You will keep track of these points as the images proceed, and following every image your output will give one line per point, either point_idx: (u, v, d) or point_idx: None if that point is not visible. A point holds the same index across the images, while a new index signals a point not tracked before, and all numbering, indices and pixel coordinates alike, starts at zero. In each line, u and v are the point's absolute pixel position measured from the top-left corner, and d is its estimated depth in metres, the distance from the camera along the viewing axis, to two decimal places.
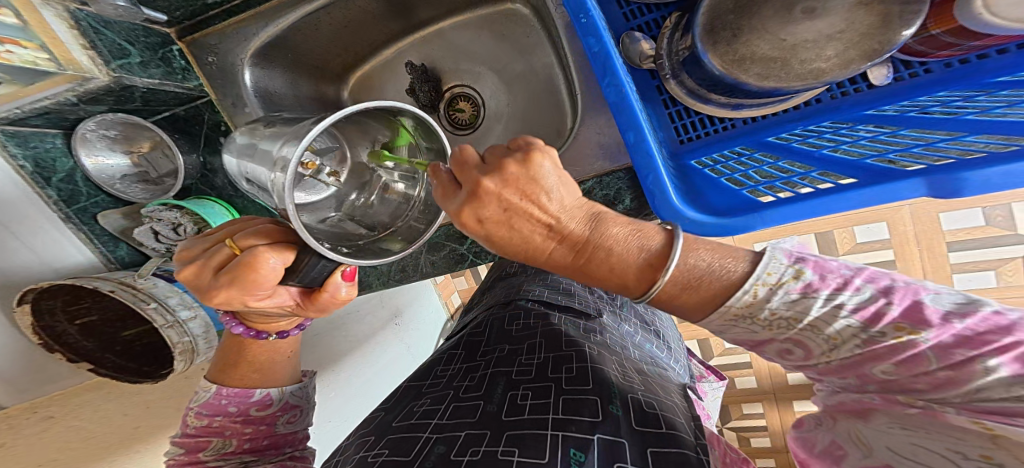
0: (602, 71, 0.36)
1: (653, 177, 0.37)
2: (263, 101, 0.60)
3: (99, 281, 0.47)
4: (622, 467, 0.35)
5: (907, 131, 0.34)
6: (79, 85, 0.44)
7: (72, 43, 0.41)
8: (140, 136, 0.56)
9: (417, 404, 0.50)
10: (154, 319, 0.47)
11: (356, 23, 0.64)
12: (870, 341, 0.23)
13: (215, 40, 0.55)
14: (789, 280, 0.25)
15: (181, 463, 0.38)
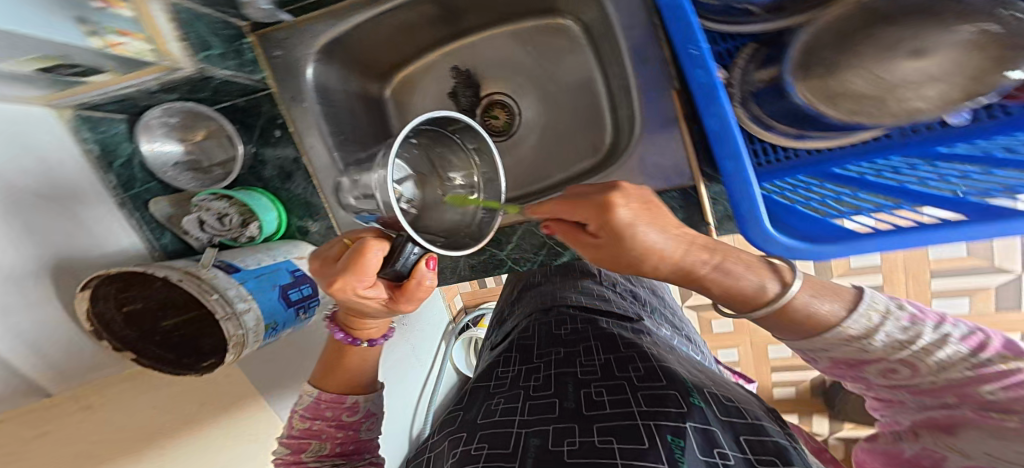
0: (707, 97, 0.39)
1: (749, 205, 0.41)
2: (320, 95, 0.62)
3: (164, 271, 0.48)
4: (722, 452, 0.36)
5: (1001, 170, 0.37)
6: (167, 75, 0.45)
7: (169, 33, 0.42)
8: (199, 125, 0.59)
9: (493, 403, 0.52)
10: (216, 309, 0.48)
11: (412, 25, 0.66)
12: (980, 365, 0.30)
13: (285, 34, 0.57)
14: (895, 310, 0.34)
15: (287, 461, 0.45)
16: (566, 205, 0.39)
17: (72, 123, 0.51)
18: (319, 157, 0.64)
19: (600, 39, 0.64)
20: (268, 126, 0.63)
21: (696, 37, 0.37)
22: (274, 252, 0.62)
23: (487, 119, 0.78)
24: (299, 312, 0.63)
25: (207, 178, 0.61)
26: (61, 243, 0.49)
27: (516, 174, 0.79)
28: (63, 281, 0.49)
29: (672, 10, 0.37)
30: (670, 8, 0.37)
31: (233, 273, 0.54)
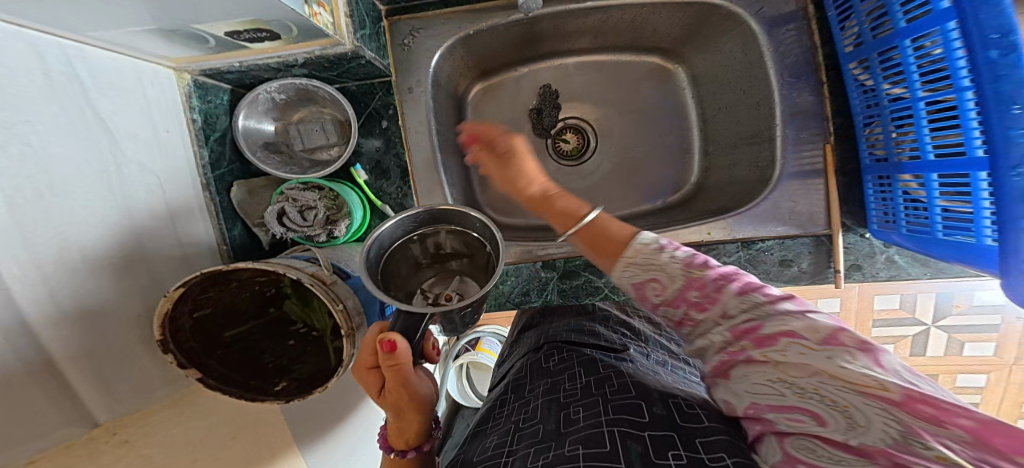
0: (1008, 163, 0.33)
1: None
2: (436, 89, 0.59)
3: (293, 271, 0.40)
4: (676, 453, 0.32)
5: None
6: (328, 49, 0.44)
7: (342, 9, 0.43)
8: (300, 104, 0.54)
9: (488, 440, 0.44)
10: (342, 323, 0.39)
11: (529, 40, 0.66)
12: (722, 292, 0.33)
13: (420, 23, 0.58)
14: (655, 242, 0.37)
15: None
16: (487, 128, 0.51)
17: (187, 89, 0.48)
18: (422, 155, 0.59)
19: (701, 84, 0.68)
20: (374, 115, 0.58)
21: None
22: None
23: (558, 142, 0.73)
24: None
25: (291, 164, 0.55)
26: (138, 219, 0.41)
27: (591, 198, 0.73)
28: (130, 267, 0.40)
29: (995, 68, 0.32)
30: (996, 65, 0.32)
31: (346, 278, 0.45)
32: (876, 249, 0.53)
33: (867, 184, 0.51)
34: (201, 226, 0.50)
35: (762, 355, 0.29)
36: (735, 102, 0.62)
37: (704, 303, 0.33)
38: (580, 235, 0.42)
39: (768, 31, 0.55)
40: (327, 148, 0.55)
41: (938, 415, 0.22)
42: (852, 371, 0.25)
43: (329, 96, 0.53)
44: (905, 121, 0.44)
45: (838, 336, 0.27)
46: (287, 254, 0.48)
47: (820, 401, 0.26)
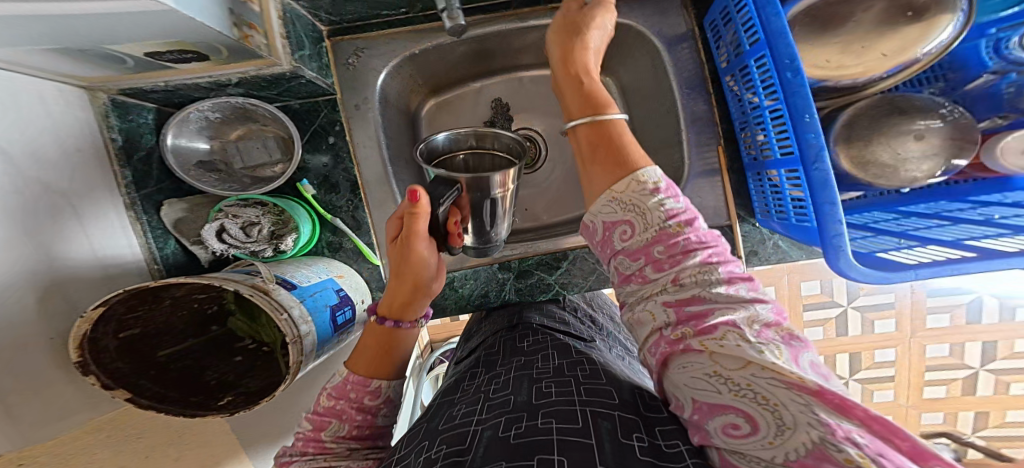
0: (808, 159, 0.40)
1: (838, 240, 0.41)
2: (383, 105, 0.62)
3: (232, 284, 0.41)
4: (639, 435, 0.37)
5: (969, 224, 0.50)
6: (265, 69, 0.45)
7: (277, 30, 0.44)
8: (238, 123, 0.54)
9: (455, 409, 0.46)
10: (286, 330, 0.41)
11: (475, 57, 0.71)
12: (671, 246, 0.38)
13: (364, 43, 0.61)
14: (658, 182, 0.40)
15: (305, 437, 0.41)
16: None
17: (104, 108, 0.48)
18: (371, 169, 0.61)
19: (625, 96, 0.76)
20: (320, 132, 0.60)
21: (809, 108, 0.40)
22: (314, 268, 0.54)
23: None
24: (340, 336, 0.56)
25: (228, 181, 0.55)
26: (53, 241, 0.41)
27: (543, 201, 0.82)
28: (42, 292, 0.39)
29: (790, 85, 0.41)
30: (790, 83, 0.41)
31: (292, 290, 0.46)
32: (766, 235, 0.62)
33: (750, 180, 0.60)
34: (125, 247, 0.50)
35: (699, 343, 0.33)
36: (653, 111, 0.70)
37: (664, 262, 0.38)
38: (588, 126, 0.46)
39: (668, 48, 0.64)
40: (270, 165, 0.56)
41: (844, 405, 0.26)
42: (774, 360, 0.29)
43: (268, 113, 0.53)
44: (760, 126, 0.53)
45: (768, 331, 0.32)
46: (226, 269, 0.47)
47: (754, 399, 0.28)
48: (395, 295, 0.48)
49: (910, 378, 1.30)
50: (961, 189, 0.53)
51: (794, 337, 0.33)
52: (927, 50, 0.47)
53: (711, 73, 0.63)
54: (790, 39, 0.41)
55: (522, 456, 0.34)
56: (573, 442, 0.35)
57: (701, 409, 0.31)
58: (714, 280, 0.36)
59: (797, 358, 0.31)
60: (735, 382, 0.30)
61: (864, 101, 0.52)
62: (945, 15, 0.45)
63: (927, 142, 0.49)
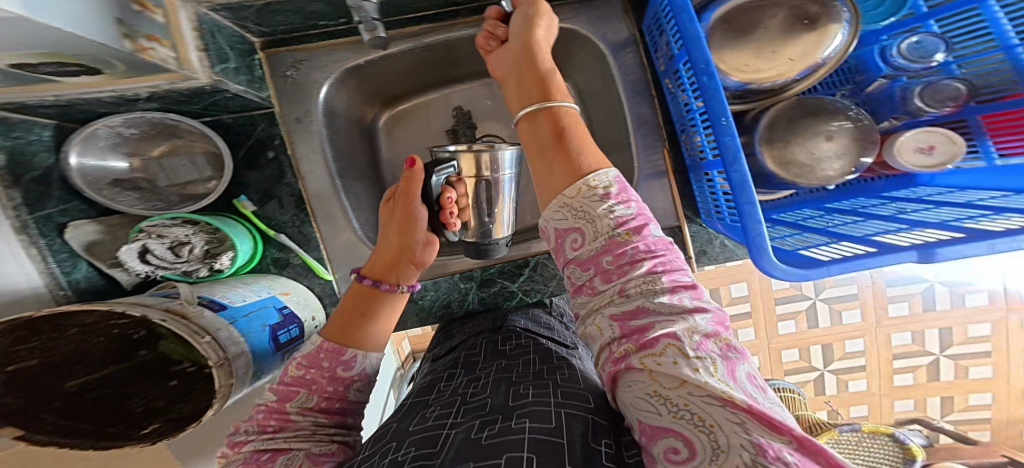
0: (727, 160, 0.44)
1: (760, 239, 0.44)
2: (327, 117, 0.63)
3: (144, 310, 0.39)
4: (605, 441, 0.37)
5: (906, 214, 0.52)
6: (176, 82, 0.42)
7: (191, 41, 0.42)
8: (159, 141, 0.54)
9: (428, 410, 0.45)
10: (209, 355, 0.39)
11: (427, 68, 0.71)
12: (619, 252, 0.35)
13: (302, 55, 0.60)
14: (609, 187, 0.38)
15: (271, 408, 0.40)
16: None
17: None
18: (315, 182, 0.63)
19: (589, 99, 0.80)
20: (258, 146, 0.62)
21: (725, 112, 0.44)
22: (255, 288, 0.55)
23: None
24: (284, 356, 0.55)
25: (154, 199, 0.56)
26: None
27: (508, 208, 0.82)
28: None
29: (706, 90, 0.45)
30: (706, 87, 0.45)
31: (219, 310, 0.46)
32: (712, 235, 0.70)
33: (695, 181, 0.62)
34: (20, 274, 0.49)
35: (640, 360, 0.31)
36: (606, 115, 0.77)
37: (613, 273, 0.35)
38: (544, 115, 0.45)
39: (614, 53, 0.70)
40: (200, 182, 0.58)
41: (776, 425, 0.26)
42: (706, 380, 0.28)
43: (192, 128, 0.54)
44: (692, 127, 0.57)
45: (705, 343, 0.31)
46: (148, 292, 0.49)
47: (690, 420, 0.27)
48: (381, 258, 0.52)
49: (881, 367, 1.33)
50: (876, 185, 0.59)
51: (729, 348, 0.31)
52: (829, 54, 0.51)
53: (653, 76, 0.70)
54: (705, 45, 0.45)
55: (490, 457, 0.33)
56: (545, 444, 0.34)
57: (647, 431, 0.30)
58: (659, 290, 0.34)
59: (731, 369, 0.30)
60: (676, 403, 0.28)
61: (785, 102, 0.55)
62: (833, 25, 0.50)
63: (836, 142, 0.52)
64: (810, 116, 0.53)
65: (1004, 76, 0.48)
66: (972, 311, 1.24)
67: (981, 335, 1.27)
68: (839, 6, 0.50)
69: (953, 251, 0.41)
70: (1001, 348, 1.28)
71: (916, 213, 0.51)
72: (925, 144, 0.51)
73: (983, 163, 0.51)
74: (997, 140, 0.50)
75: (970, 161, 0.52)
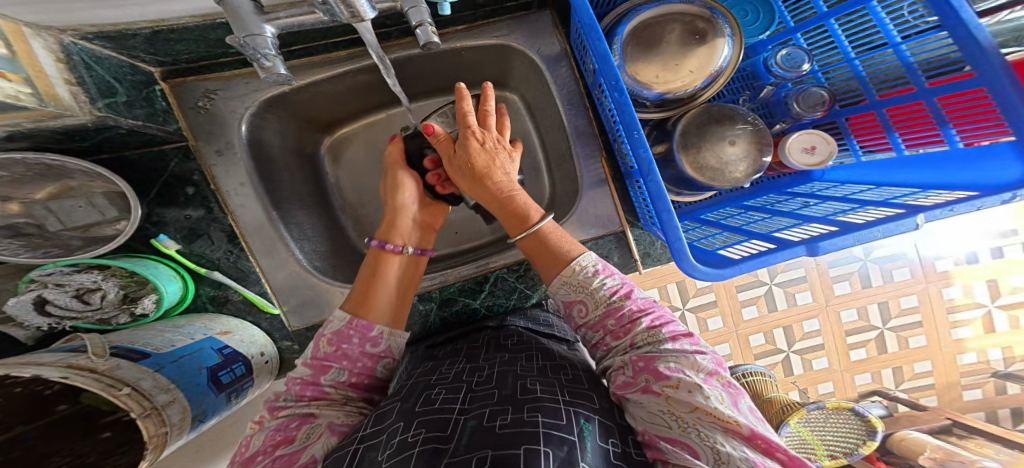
0: (644, 171, 0.50)
1: (680, 242, 0.49)
2: (253, 146, 0.65)
3: (39, 368, 0.37)
4: (614, 441, 0.41)
5: (825, 202, 0.57)
6: (48, 122, 0.42)
7: (57, 78, 0.43)
8: (48, 182, 0.51)
9: (433, 392, 0.49)
10: (131, 408, 0.38)
11: (358, 92, 0.74)
12: (620, 308, 0.46)
13: (214, 84, 0.63)
14: (592, 265, 0.48)
15: (307, 379, 0.47)
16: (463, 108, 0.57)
17: None
18: (248, 215, 0.65)
19: (537, 113, 0.83)
20: (175, 182, 0.62)
21: (636, 124, 0.49)
22: (190, 330, 0.54)
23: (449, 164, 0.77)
24: (229, 397, 0.54)
25: (48, 243, 0.53)
26: None
27: (468, 222, 0.86)
28: None
29: (619, 105, 0.50)
30: (618, 102, 0.50)
31: (139, 360, 0.44)
32: (654, 238, 0.74)
33: (631, 189, 0.67)
34: None
35: (658, 387, 0.40)
36: (550, 126, 0.80)
37: (619, 331, 0.46)
38: (530, 237, 0.53)
39: (550, 66, 0.73)
40: (104, 223, 0.56)
41: (769, 448, 0.35)
42: (713, 406, 0.37)
43: (86, 169, 0.51)
44: (617, 137, 0.62)
45: (712, 377, 0.40)
46: (55, 346, 0.46)
47: (697, 436, 0.37)
48: (393, 227, 0.62)
49: (837, 344, 1.40)
50: (782, 181, 0.66)
51: (729, 384, 0.40)
52: (724, 63, 0.56)
53: (585, 88, 0.74)
54: (613, 63, 0.50)
55: (505, 447, 0.37)
56: (556, 436, 0.38)
57: (655, 438, 0.40)
58: (661, 338, 0.43)
59: (735, 400, 0.39)
60: (688, 424, 0.37)
61: (696, 109, 0.60)
62: (719, 39, 0.55)
63: (739, 145, 0.58)
64: (715, 122, 0.59)
65: (852, 84, 0.56)
66: (899, 284, 1.36)
67: (910, 306, 1.38)
68: (722, 22, 0.55)
69: (834, 242, 0.45)
70: (929, 316, 1.40)
71: (805, 209, 0.58)
72: (809, 145, 0.58)
73: (853, 160, 0.60)
74: (859, 139, 0.58)
75: (844, 158, 0.61)
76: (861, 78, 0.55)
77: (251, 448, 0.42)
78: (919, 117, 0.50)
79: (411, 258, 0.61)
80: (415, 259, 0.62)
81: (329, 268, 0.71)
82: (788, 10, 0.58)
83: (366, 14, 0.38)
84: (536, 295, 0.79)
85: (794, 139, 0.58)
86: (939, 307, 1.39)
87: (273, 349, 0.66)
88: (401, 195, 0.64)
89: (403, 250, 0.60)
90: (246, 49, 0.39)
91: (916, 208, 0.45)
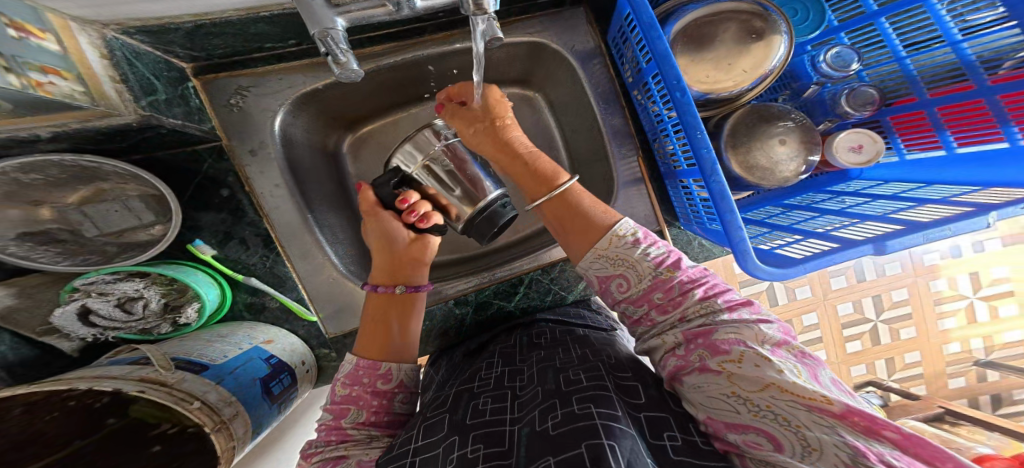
0: (707, 172, 0.49)
1: (743, 244, 0.49)
2: (285, 145, 0.62)
3: (116, 381, 0.38)
4: (671, 434, 0.39)
5: (875, 201, 0.58)
6: (96, 122, 0.39)
7: (103, 74, 0.40)
8: (80, 186, 0.48)
9: (480, 402, 0.47)
10: (204, 422, 0.39)
11: (386, 88, 0.71)
12: (662, 280, 0.43)
13: (247, 81, 0.59)
14: (634, 233, 0.47)
15: (330, 425, 0.46)
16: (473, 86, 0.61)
17: None
18: (282, 218, 0.62)
19: (564, 110, 0.81)
20: (209, 184, 0.59)
21: (698, 125, 0.49)
22: (237, 339, 0.53)
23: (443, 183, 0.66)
24: (281, 406, 0.54)
25: (83, 250, 0.50)
26: None
27: None
28: None
29: (680, 105, 0.50)
30: (680, 102, 0.50)
31: (201, 372, 0.44)
32: (691, 237, 0.74)
33: (676, 188, 0.67)
34: None
35: (717, 365, 0.37)
36: (580, 125, 0.79)
37: (666, 305, 0.43)
38: (553, 200, 0.53)
39: (583, 64, 0.72)
40: (139, 228, 0.53)
41: (872, 428, 0.30)
42: (788, 380, 0.33)
43: (121, 170, 0.48)
44: (665, 135, 0.62)
45: (781, 349, 0.37)
46: (108, 359, 0.45)
47: (775, 420, 0.33)
48: (382, 266, 0.58)
49: (835, 336, 1.43)
50: (821, 180, 0.65)
51: (805, 355, 0.37)
52: (777, 62, 0.56)
53: (622, 87, 0.73)
54: (674, 62, 0.49)
55: (567, 447, 0.35)
56: (616, 428, 0.36)
57: (719, 426, 0.36)
58: (716, 309, 0.41)
59: (813, 376, 0.35)
60: (760, 406, 0.34)
61: (742, 109, 0.60)
62: (774, 36, 0.55)
63: (789, 145, 0.58)
64: (765, 121, 0.59)
65: (899, 83, 0.58)
66: (891, 278, 1.39)
67: (902, 299, 1.42)
68: (777, 20, 0.55)
69: (902, 241, 0.47)
70: (919, 308, 1.42)
71: (857, 207, 0.58)
72: (856, 144, 0.58)
73: (897, 158, 0.60)
74: (904, 138, 0.59)
75: (887, 156, 0.61)
76: (910, 76, 0.56)
77: None
78: (974, 115, 0.52)
79: (405, 297, 0.56)
80: (411, 296, 0.57)
81: (362, 272, 0.69)
82: (834, 9, 0.59)
83: (490, 5, 0.34)
84: (570, 295, 0.77)
85: (841, 137, 0.58)
86: (927, 300, 1.42)
87: (311, 356, 0.64)
88: (381, 240, 0.58)
89: (394, 292, 0.56)
90: (321, 42, 0.38)
91: (980, 208, 0.46)
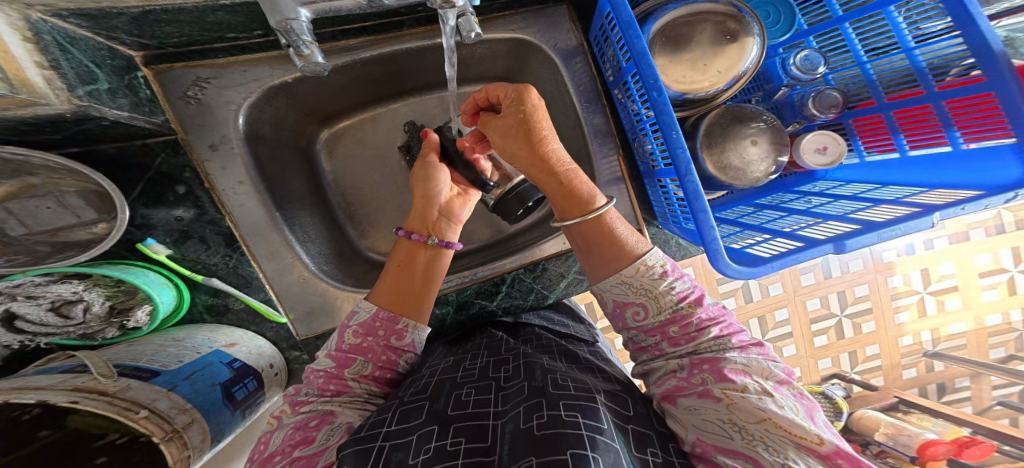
0: (682, 172, 0.50)
1: (715, 243, 0.50)
2: (251, 140, 0.59)
3: (43, 393, 0.35)
4: (653, 451, 0.39)
5: (841, 200, 0.60)
6: (21, 111, 0.35)
7: (27, 60, 0.35)
8: (3, 181, 0.43)
9: (463, 393, 0.46)
10: (154, 431, 0.37)
11: (363, 83, 0.69)
12: (677, 309, 0.43)
13: (208, 72, 0.55)
14: (660, 265, 0.45)
15: (331, 373, 0.46)
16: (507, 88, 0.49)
17: None
18: (247, 216, 0.59)
19: (547, 109, 0.81)
20: (162, 180, 0.55)
21: (674, 125, 0.49)
22: (195, 343, 0.50)
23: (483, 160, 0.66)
24: (245, 412, 0.51)
25: (8, 250, 0.45)
26: None
27: (477, 220, 0.84)
28: None
29: (657, 104, 0.50)
30: (657, 101, 0.50)
31: (151, 379, 0.42)
32: (669, 236, 0.75)
33: (653, 187, 0.67)
34: None
35: (721, 392, 0.38)
36: (562, 123, 0.79)
37: (680, 338, 0.43)
38: (582, 226, 0.48)
39: (565, 62, 0.72)
40: (79, 227, 0.49)
41: None
42: (785, 417, 0.36)
43: (52, 164, 0.44)
44: (643, 133, 0.62)
45: (781, 386, 0.39)
46: (41, 369, 0.41)
47: (766, 449, 0.35)
48: (419, 212, 0.56)
49: (802, 331, 1.50)
50: (789, 181, 0.68)
51: (803, 395, 0.39)
52: (749, 66, 0.57)
53: (602, 86, 0.73)
54: (652, 61, 0.50)
55: (550, 451, 0.33)
56: (601, 441, 0.35)
57: (710, 448, 0.38)
58: (728, 347, 0.42)
59: (812, 415, 0.37)
60: (754, 436, 0.36)
61: (716, 110, 0.61)
62: (748, 39, 0.56)
63: (760, 146, 0.59)
64: (737, 123, 0.60)
65: (860, 86, 0.60)
66: (854, 274, 1.47)
67: (862, 295, 1.50)
68: (751, 22, 0.56)
69: (859, 241, 0.49)
70: (878, 304, 1.51)
71: (823, 206, 0.61)
72: (821, 145, 0.61)
73: (858, 160, 0.63)
74: (864, 141, 0.62)
75: (849, 158, 0.64)
76: (871, 81, 0.59)
77: (269, 448, 0.41)
78: (925, 119, 0.54)
79: (435, 250, 0.55)
80: (440, 251, 0.55)
81: (337, 272, 0.67)
82: (803, 15, 0.61)
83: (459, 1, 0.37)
84: (551, 295, 0.77)
85: (808, 139, 0.61)
86: (884, 296, 1.51)
87: (280, 360, 0.62)
88: (427, 185, 0.57)
89: (427, 243, 0.55)
90: (281, 33, 0.37)
91: (936, 205, 0.49)
